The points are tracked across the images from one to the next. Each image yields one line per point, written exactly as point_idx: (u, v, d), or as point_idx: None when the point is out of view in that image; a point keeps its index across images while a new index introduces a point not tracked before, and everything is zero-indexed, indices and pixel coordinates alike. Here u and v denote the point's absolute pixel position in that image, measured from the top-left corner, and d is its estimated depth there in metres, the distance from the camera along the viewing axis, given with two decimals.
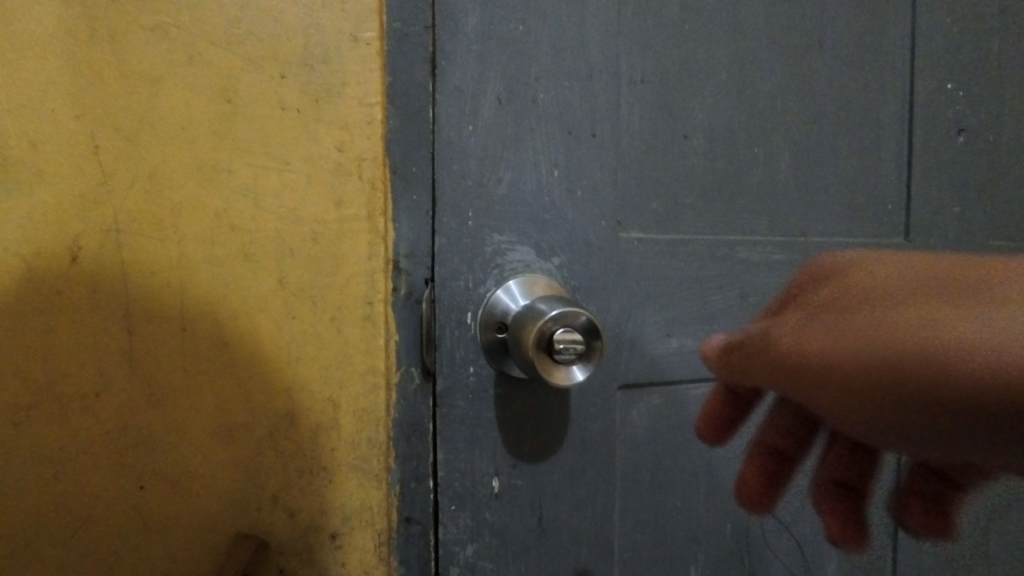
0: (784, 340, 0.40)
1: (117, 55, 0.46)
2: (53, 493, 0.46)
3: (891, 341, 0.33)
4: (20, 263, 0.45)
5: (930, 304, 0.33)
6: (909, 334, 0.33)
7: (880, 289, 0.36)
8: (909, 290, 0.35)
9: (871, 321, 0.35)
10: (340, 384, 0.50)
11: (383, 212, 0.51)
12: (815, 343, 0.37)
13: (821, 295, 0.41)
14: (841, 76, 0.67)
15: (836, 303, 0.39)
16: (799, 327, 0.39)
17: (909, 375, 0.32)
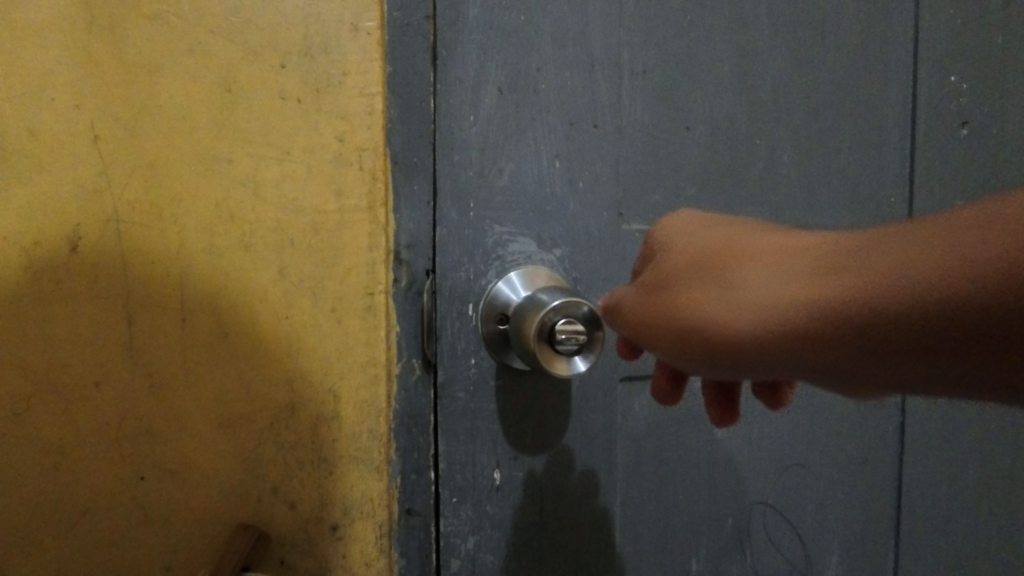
0: (771, 292, 0.35)
1: (116, 44, 0.46)
2: (53, 484, 0.46)
3: (952, 259, 0.29)
4: (20, 252, 0.45)
5: (988, 216, 0.29)
6: (975, 246, 0.28)
7: (895, 227, 0.33)
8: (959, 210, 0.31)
9: (912, 244, 0.31)
10: (340, 375, 0.50)
11: (384, 202, 0.50)
12: (844, 286, 0.32)
13: (789, 245, 0.37)
14: (843, 68, 0.66)
15: (830, 248, 0.34)
16: (796, 277, 0.35)
17: (982, 288, 0.28)
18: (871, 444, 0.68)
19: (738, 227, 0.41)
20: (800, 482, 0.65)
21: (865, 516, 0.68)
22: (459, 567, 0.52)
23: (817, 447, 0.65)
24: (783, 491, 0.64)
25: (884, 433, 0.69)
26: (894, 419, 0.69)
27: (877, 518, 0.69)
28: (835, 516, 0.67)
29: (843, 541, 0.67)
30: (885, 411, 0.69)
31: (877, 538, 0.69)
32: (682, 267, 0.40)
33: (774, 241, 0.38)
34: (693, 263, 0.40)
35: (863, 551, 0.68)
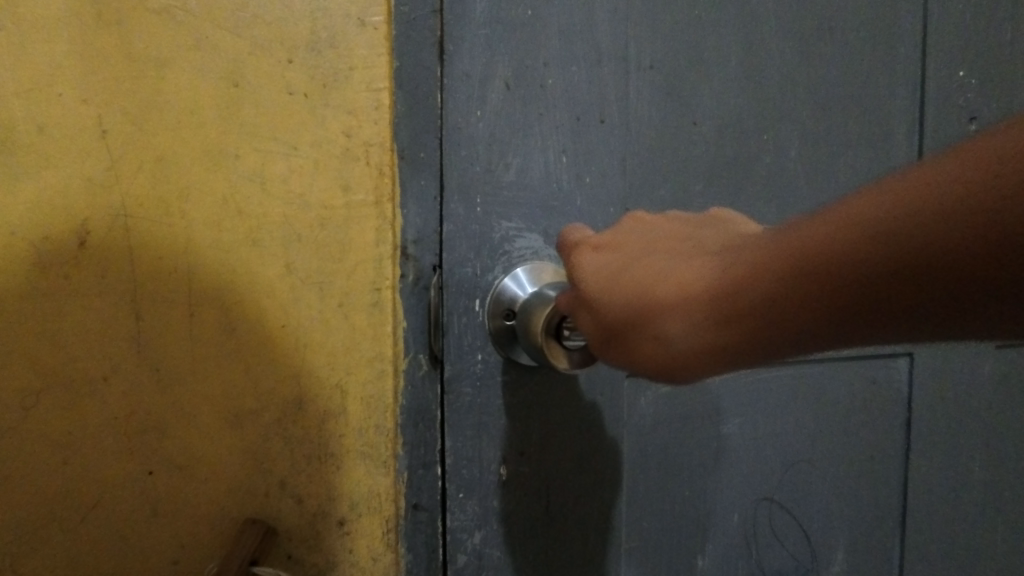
0: (717, 325, 0.36)
1: (124, 39, 0.46)
2: (62, 478, 0.46)
3: (881, 250, 0.30)
4: (27, 247, 0.45)
5: (879, 208, 0.30)
6: (895, 234, 0.29)
7: (787, 241, 0.34)
8: (844, 204, 0.32)
9: (821, 249, 0.32)
10: (347, 369, 0.50)
11: (390, 198, 0.51)
12: (793, 306, 0.33)
13: (692, 281, 0.37)
14: (850, 63, 0.66)
15: (739, 276, 0.35)
16: (728, 310, 0.35)
17: (922, 265, 0.29)
18: (877, 440, 0.68)
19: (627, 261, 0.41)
20: (805, 478, 0.65)
21: (870, 513, 0.68)
22: (465, 563, 0.53)
23: (823, 442, 0.65)
24: (788, 487, 0.64)
25: (891, 429, 0.69)
26: (901, 416, 0.69)
27: (883, 514, 0.69)
28: (841, 513, 0.67)
29: (848, 538, 0.67)
30: (891, 407, 0.68)
31: (882, 535, 0.69)
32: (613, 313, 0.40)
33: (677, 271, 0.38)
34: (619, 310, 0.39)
35: (869, 547, 0.68)
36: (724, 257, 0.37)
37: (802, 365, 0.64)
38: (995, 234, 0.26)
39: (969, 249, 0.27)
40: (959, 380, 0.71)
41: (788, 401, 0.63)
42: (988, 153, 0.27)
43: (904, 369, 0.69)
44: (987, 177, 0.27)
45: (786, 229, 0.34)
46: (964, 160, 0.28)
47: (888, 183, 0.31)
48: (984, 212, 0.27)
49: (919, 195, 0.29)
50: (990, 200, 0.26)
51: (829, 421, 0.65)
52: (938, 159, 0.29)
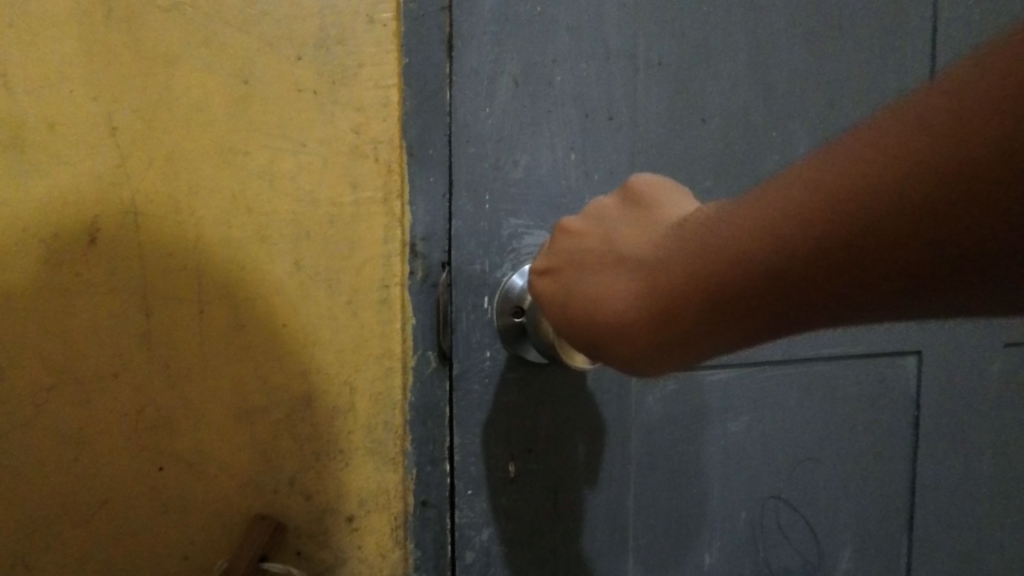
0: (670, 335, 0.37)
1: (134, 35, 0.46)
2: (73, 475, 0.46)
3: (804, 263, 0.30)
4: (38, 244, 0.45)
5: (791, 219, 0.30)
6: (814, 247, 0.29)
7: (711, 249, 0.34)
8: (757, 209, 0.32)
9: (745, 261, 0.32)
10: (356, 366, 0.51)
11: (399, 195, 0.51)
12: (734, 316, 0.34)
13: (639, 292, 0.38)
14: (861, 58, 0.66)
15: (676, 286, 0.35)
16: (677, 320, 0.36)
17: (842, 275, 0.29)
18: (885, 438, 0.68)
19: (583, 270, 0.42)
20: (812, 476, 0.65)
21: (877, 510, 0.68)
22: (473, 559, 0.53)
23: (830, 440, 0.65)
24: (795, 484, 0.64)
25: (899, 427, 0.69)
26: (910, 413, 0.69)
27: (889, 512, 0.69)
28: (848, 510, 0.67)
29: (855, 536, 0.67)
30: (899, 406, 0.68)
31: (889, 532, 0.69)
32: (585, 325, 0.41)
33: (625, 279, 0.39)
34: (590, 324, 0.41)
35: (875, 544, 0.68)
36: (656, 262, 0.37)
37: (811, 362, 0.64)
38: (909, 245, 0.27)
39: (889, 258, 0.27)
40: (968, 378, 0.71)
41: (796, 399, 0.63)
42: (889, 163, 0.27)
43: (912, 368, 0.68)
44: (891, 186, 0.27)
45: (706, 234, 0.34)
46: (865, 169, 0.28)
47: (796, 183, 0.30)
48: (893, 224, 0.27)
49: (829, 207, 0.28)
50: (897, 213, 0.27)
51: (837, 418, 0.65)
52: (840, 162, 0.29)
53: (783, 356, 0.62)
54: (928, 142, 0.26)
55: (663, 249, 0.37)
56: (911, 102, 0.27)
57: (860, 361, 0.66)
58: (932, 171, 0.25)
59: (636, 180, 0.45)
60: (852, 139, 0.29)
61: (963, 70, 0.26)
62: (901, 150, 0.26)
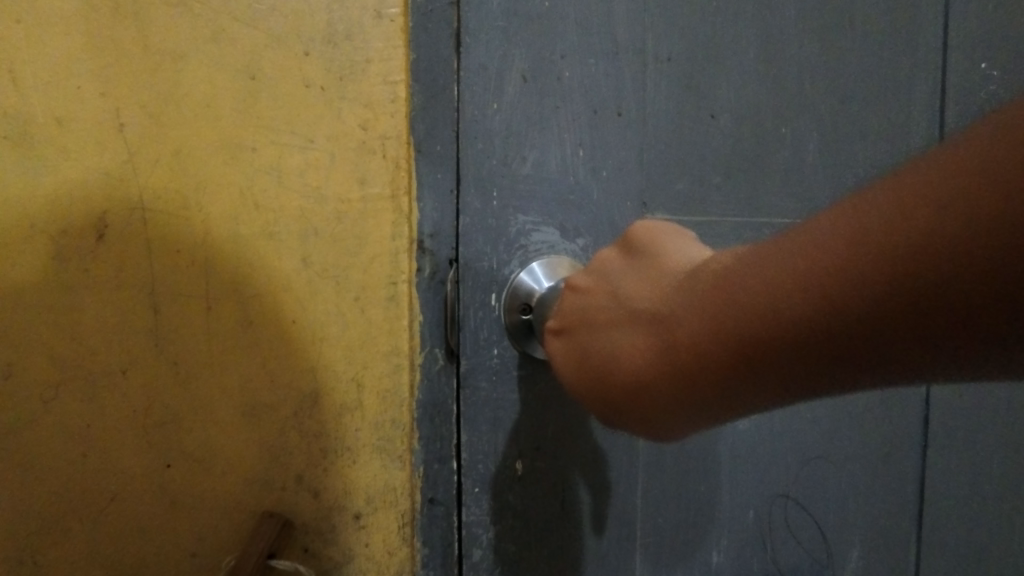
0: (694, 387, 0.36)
1: (141, 31, 0.46)
2: (80, 471, 0.46)
3: (827, 329, 0.29)
4: (46, 240, 0.45)
5: (813, 281, 0.30)
6: (838, 313, 0.29)
7: (732, 304, 0.33)
8: (784, 267, 0.31)
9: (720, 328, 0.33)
10: (363, 364, 0.50)
11: (407, 191, 0.51)
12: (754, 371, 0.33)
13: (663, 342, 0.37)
14: (871, 54, 0.65)
15: (699, 338, 0.35)
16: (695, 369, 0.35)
17: (864, 342, 0.28)
18: (893, 437, 0.68)
19: (602, 321, 0.42)
20: (821, 474, 0.64)
21: (886, 509, 0.68)
22: (480, 557, 0.53)
23: (838, 439, 0.65)
24: (804, 483, 0.64)
25: (908, 426, 0.68)
26: (919, 411, 0.69)
27: (898, 511, 0.68)
28: (857, 509, 0.66)
29: (864, 535, 0.67)
30: (908, 404, 0.68)
31: (898, 532, 0.69)
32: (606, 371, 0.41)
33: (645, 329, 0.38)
34: (610, 367, 0.40)
35: (884, 543, 0.68)
36: (679, 311, 0.36)
37: None
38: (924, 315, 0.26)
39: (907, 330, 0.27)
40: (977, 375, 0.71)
41: (806, 397, 0.63)
42: (905, 238, 0.26)
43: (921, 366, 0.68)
44: (908, 261, 0.26)
45: (728, 284, 0.34)
46: (888, 242, 0.27)
47: (813, 247, 0.30)
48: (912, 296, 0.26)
49: (851, 274, 0.28)
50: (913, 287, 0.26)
51: (845, 416, 0.65)
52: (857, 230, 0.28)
53: None
54: (942, 220, 0.25)
55: (683, 301, 0.36)
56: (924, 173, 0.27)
57: None
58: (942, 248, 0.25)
59: (632, 228, 0.46)
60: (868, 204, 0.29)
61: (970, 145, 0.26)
62: (916, 222, 0.26)
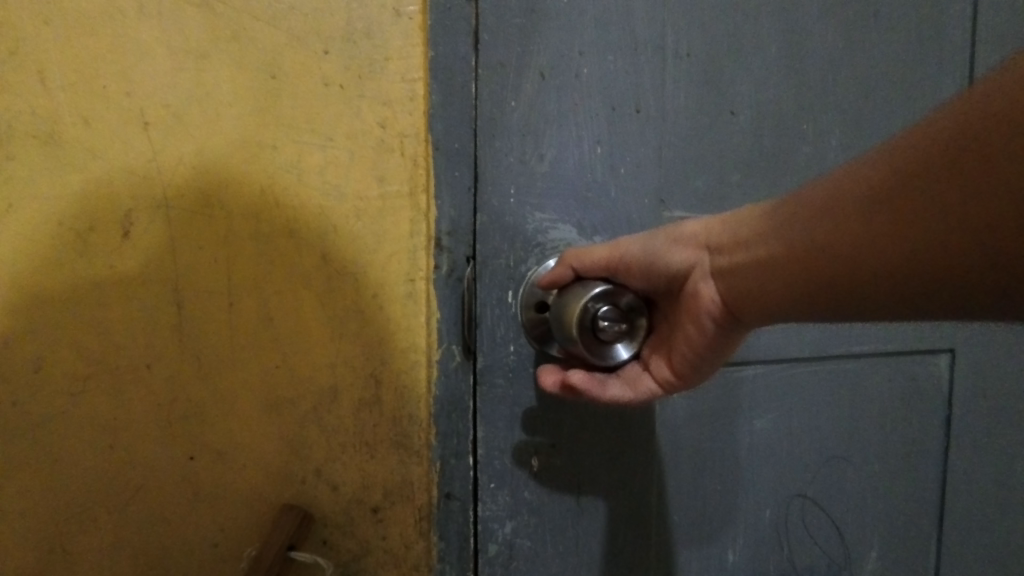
0: (743, 291, 0.40)
1: (164, 32, 0.46)
2: (108, 462, 0.47)
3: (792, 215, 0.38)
4: (75, 237, 0.46)
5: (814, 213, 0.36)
6: (807, 198, 0.37)
7: (784, 217, 0.38)
8: (879, 169, 0.34)
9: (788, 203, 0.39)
10: (382, 360, 0.51)
11: (425, 188, 0.51)
12: (828, 258, 0.36)
13: (744, 234, 0.41)
14: (898, 48, 0.63)
15: (778, 214, 0.39)
16: (755, 252, 0.40)
17: (828, 287, 0.36)
18: (914, 437, 0.66)
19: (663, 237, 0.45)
20: (838, 474, 0.64)
21: (905, 510, 0.67)
22: (496, 552, 0.53)
23: (857, 439, 0.64)
24: (821, 483, 0.63)
25: (930, 426, 0.67)
26: (940, 413, 0.67)
27: (918, 512, 0.68)
28: (875, 510, 0.66)
29: (883, 536, 0.66)
30: (930, 405, 0.67)
31: (917, 533, 0.68)
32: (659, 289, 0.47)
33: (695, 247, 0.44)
34: (620, 275, 0.47)
35: (903, 544, 0.67)
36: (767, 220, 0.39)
37: (841, 360, 0.63)
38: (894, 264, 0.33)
39: (882, 272, 0.34)
40: (1002, 378, 0.69)
41: (823, 396, 0.62)
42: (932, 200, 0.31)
43: (945, 366, 0.67)
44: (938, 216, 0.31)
45: (815, 198, 0.37)
46: (851, 188, 0.35)
47: (880, 163, 0.34)
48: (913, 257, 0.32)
49: (840, 183, 0.36)
50: (904, 240, 0.32)
51: (863, 416, 0.64)
52: (867, 188, 0.34)
53: (811, 352, 0.62)
54: (975, 186, 0.29)
55: (776, 213, 0.39)
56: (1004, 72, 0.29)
57: (893, 359, 0.65)
58: (984, 211, 0.29)
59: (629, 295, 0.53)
60: (864, 172, 0.35)
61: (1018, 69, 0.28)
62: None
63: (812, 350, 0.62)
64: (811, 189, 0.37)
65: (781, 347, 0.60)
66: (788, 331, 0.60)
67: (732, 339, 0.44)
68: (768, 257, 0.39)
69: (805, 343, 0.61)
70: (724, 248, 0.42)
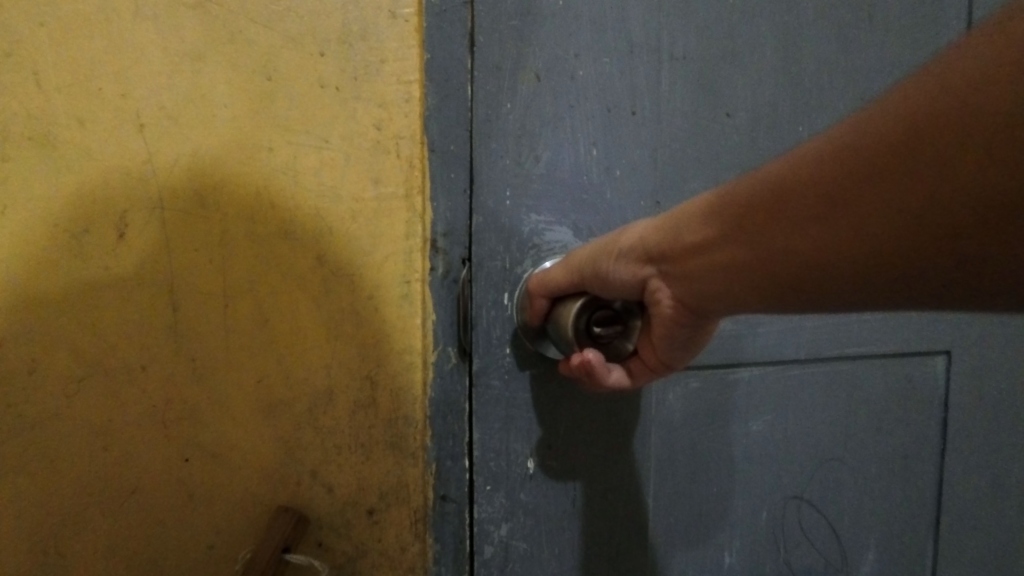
0: (702, 290, 0.38)
1: (160, 33, 0.46)
2: (102, 465, 0.47)
3: (733, 215, 0.35)
4: (70, 239, 0.46)
5: (757, 214, 0.34)
6: (745, 198, 0.35)
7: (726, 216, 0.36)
8: (816, 162, 0.31)
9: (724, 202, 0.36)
10: (378, 362, 0.51)
11: (420, 190, 0.51)
12: (785, 259, 0.33)
13: (690, 239, 0.38)
14: (893, 50, 0.63)
15: (717, 214, 0.36)
16: (707, 257, 0.37)
17: (796, 290, 0.34)
18: (911, 439, 0.66)
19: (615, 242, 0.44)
20: (834, 476, 0.64)
21: (901, 512, 0.67)
22: (492, 554, 0.53)
23: (853, 441, 0.64)
24: (817, 485, 0.63)
25: (927, 429, 0.67)
26: (937, 414, 0.67)
27: (915, 514, 0.68)
28: (871, 512, 0.66)
29: (879, 538, 0.66)
30: (927, 407, 0.67)
31: (914, 535, 0.68)
32: (618, 297, 0.45)
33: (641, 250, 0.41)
34: (588, 286, 0.46)
35: (899, 547, 0.67)
36: (707, 218, 0.37)
37: (837, 361, 0.63)
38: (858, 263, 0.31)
39: (851, 271, 0.31)
40: (998, 380, 0.69)
41: (819, 397, 0.62)
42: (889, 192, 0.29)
43: (941, 367, 0.67)
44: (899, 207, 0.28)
45: (754, 197, 0.34)
46: (789, 186, 0.32)
47: (813, 156, 0.32)
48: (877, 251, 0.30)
49: (774, 179, 0.33)
50: (871, 237, 0.30)
51: (860, 418, 0.64)
52: (805, 184, 0.32)
53: (808, 354, 0.61)
54: (941, 178, 0.27)
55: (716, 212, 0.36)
56: (953, 54, 0.27)
57: (889, 361, 0.65)
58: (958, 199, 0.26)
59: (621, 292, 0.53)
60: (798, 167, 0.32)
61: (967, 47, 0.26)
62: (1007, 120, 0.24)
63: (809, 351, 0.62)
64: (746, 185, 0.35)
65: (777, 349, 0.60)
66: (784, 333, 0.60)
67: (699, 331, 0.42)
68: (719, 258, 0.37)
69: (802, 345, 0.61)
70: (669, 248, 0.40)
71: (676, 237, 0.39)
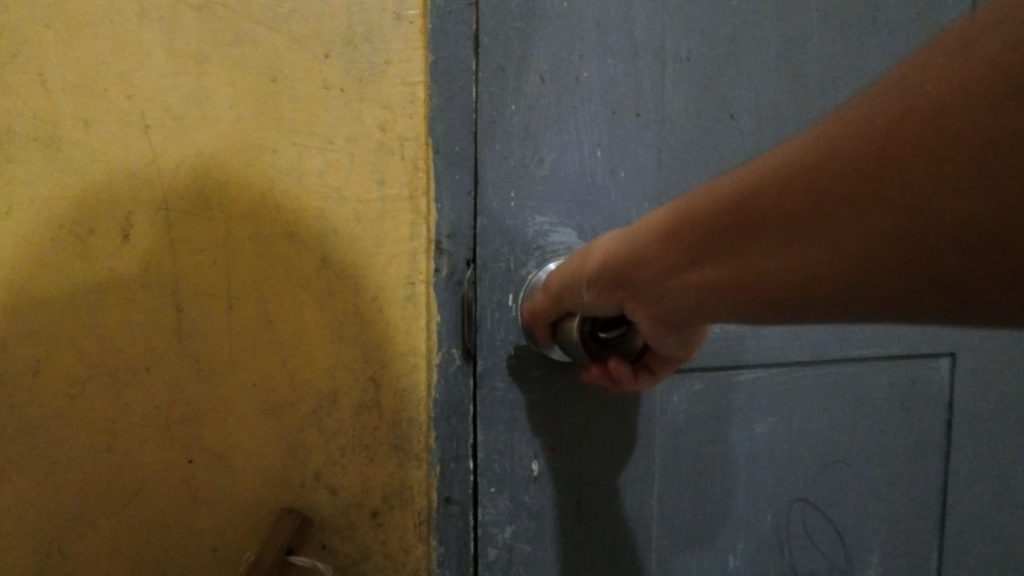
0: (674, 310, 0.34)
1: (166, 35, 0.46)
2: (107, 467, 0.47)
3: (689, 233, 0.31)
4: (75, 240, 0.46)
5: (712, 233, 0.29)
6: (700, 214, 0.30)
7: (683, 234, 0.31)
8: (767, 177, 0.26)
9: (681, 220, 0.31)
10: (382, 364, 0.51)
11: (425, 192, 0.51)
12: (744, 287, 0.28)
13: (650, 258, 0.34)
14: (896, 52, 0.63)
15: (673, 231, 0.32)
16: (669, 278, 0.33)
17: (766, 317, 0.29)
18: (915, 442, 0.66)
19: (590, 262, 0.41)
20: (838, 479, 0.64)
21: (906, 515, 0.67)
22: (496, 557, 0.53)
23: (857, 444, 0.64)
24: (822, 487, 0.63)
25: (931, 431, 0.67)
26: (941, 417, 0.67)
27: (919, 517, 0.67)
28: (876, 515, 0.65)
29: (883, 541, 0.66)
30: (931, 410, 0.66)
31: (919, 538, 0.68)
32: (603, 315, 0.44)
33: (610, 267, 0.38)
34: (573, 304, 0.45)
35: (904, 550, 0.67)
36: (665, 237, 0.33)
37: (841, 364, 0.63)
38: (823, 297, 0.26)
39: (825, 305, 0.26)
40: (1002, 382, 0.69)
41: (823, 400, 0.62)
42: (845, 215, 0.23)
43: (946, 370, 0.67)
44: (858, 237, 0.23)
45: (708, 214, 0.29)
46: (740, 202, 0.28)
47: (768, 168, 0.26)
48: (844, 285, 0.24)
49: (728, 193, 0.28)
50: (836, 270, 0.24)
51: (864, 420, 0.64)
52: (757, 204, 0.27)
53: (812, 356, 0.61)
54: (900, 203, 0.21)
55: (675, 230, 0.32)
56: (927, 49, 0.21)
57: (893, 363, 0.65)
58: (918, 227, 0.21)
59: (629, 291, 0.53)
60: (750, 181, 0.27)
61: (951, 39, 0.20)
62: (970, 134, 0.19)
63: (813, 353, 0.61)
64: (704, 200, 0.30)
65: (781, 351, 0.60)
66: (788, 335, 0.60)
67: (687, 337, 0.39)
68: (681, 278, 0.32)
69: (806, 347, 0.61)
70: (633, 268, 0.35)
71: (637, 255, 0.35)
